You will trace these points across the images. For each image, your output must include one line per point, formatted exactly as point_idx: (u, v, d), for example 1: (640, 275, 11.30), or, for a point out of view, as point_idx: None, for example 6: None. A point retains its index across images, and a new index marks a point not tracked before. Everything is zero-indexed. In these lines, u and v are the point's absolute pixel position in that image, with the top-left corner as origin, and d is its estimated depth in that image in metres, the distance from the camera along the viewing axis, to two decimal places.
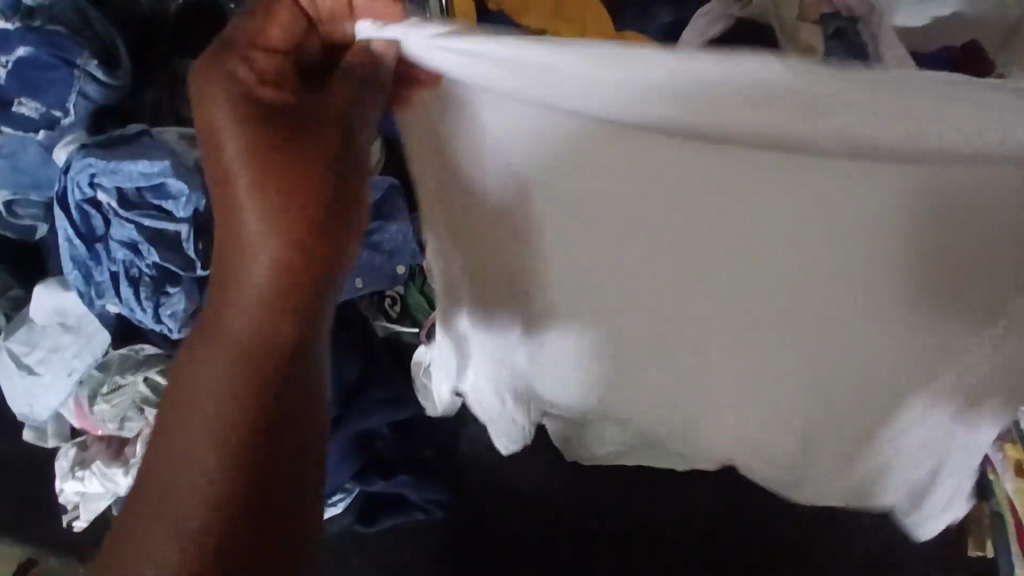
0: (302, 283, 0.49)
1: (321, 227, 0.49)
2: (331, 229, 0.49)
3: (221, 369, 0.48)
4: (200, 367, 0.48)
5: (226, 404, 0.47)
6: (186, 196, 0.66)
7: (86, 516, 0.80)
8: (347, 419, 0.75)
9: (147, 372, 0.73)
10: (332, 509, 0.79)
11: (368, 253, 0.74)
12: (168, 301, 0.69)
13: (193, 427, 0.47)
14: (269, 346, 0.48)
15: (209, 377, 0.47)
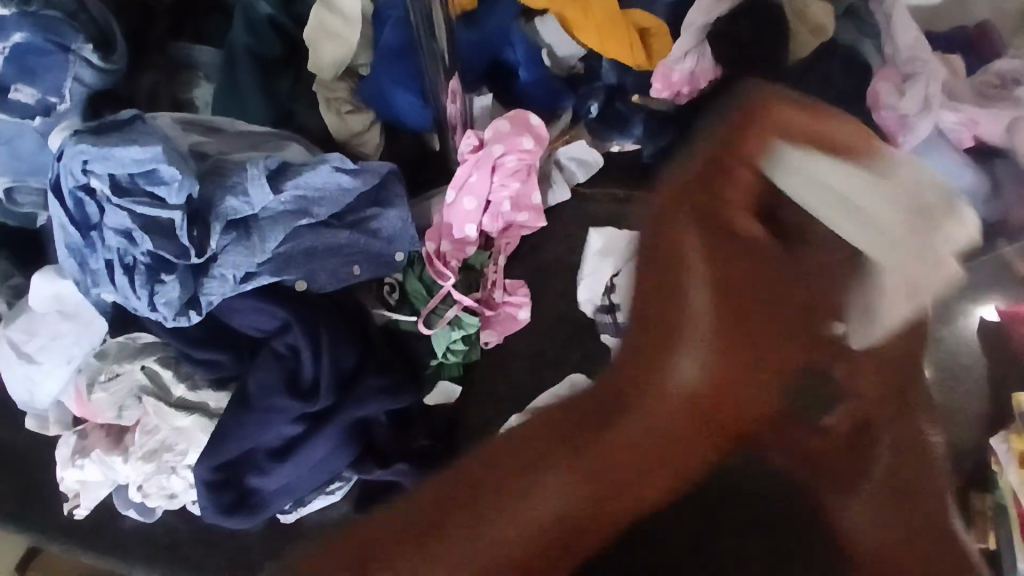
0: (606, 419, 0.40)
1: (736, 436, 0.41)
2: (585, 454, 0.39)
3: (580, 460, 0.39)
4: (533, 495, 0.39)
5: (525, 551, 0.39)
6: (178, 183, 0.66)
7: (86, 504, 0.81)
8: (344, 408, 0.74)
9: (144, 360, 0.73)
10: (329, 497, 0.80)
11: (367, 239, 0.79)
12: (162, 289, 0.68)
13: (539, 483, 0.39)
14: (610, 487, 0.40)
15: (552, 494, 0.39)
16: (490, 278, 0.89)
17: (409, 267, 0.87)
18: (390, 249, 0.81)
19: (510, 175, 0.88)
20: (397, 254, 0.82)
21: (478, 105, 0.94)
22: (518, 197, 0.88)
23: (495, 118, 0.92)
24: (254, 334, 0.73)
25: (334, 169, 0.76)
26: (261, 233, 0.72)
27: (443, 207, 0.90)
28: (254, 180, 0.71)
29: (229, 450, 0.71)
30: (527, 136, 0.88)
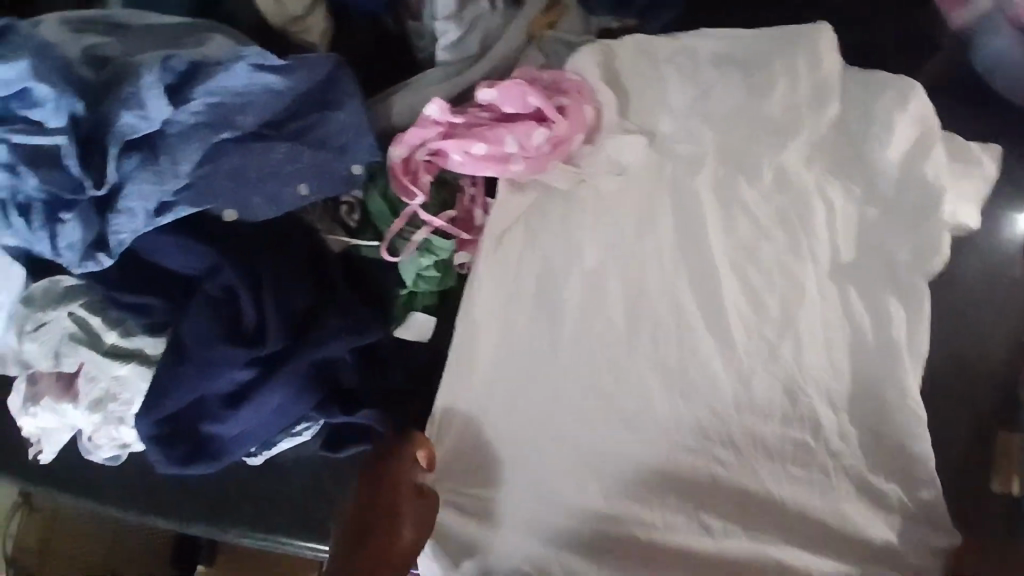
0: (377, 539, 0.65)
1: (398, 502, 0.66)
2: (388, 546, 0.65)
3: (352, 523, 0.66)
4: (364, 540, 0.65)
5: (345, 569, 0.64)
6: (54, 103, 0.56)
7: (51, 450, 0.78)
8: (299, 348, 0.67)
9: (70, 306, 0.65)
10: (297, 438, 0.74)
11: (311, 151, 0.68)
12: (62, 231, 0.58)
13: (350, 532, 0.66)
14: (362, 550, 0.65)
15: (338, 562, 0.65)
16: (458, 195, 0.83)
17: (370, 184, 0.79)
18: (345, 162, 0.71)
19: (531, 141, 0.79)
20: (351, 167, 0.71)
21: (439, 15, 0.81)
22: (528, 152, 0.79)
23: (537, 78, 0.82)
24: (186, 274, 0.64)
25: (254, 68, 0.65)
26: (171, 154, 0.61)
27: (420, 118, 0.79)
28: (150, 89, 0.59)
29: (171, 404, 0.64)
30: (586, 107, 0.82)
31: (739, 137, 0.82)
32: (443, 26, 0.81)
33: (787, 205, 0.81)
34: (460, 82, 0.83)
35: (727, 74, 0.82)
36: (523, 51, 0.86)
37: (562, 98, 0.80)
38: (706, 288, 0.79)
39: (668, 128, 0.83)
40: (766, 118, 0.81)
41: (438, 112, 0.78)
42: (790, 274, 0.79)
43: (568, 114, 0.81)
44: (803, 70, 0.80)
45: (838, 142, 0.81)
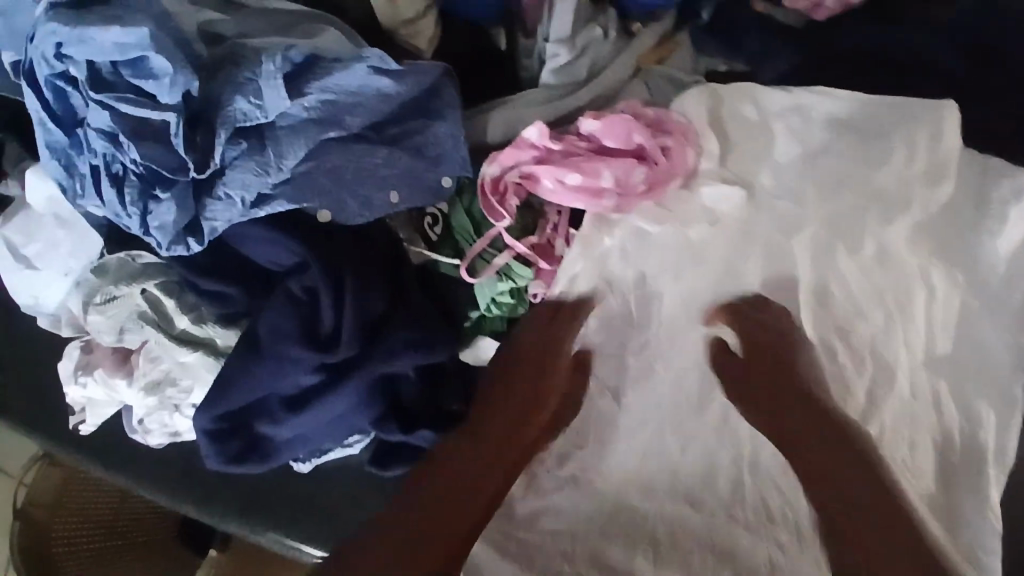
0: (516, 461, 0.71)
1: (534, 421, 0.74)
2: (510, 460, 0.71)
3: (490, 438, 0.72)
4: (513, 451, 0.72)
5: (479, 467, 0.70)
6: (171, 78, 0.53)
7: (93, 421, 0.75)
8: (369, 360, 0.64)
9: (144, 285, 0.63)
10: (348, 449, 0.72)
11: (408, 159, 0.67)
12: (156, 209, 0.56)
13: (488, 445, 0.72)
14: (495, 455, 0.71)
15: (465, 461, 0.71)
16: (540, 221, 0.79)
17: (457, 198, 0.77)
18: (437, 174, 0.69)
19: (628, 179, 0.76)
20: (444, 179, 0.69)
21: (552, 37, 0.79)
22: (624, 190, 0.76)
23: (643, 113, 0.79)
24: (271, 268, 0.62)
25: (371, 70, 0.64)
26: (278, 146, 0.60)
27: (518, 138, 0.77)
28: (269, 78, 0.58)
29: (232, 402, 0.61)
30: (689, 150, 0.79)
31: (846, 204, 0.78)
32: (553, 48, 0.79)
33: (886, 283, 0.77)
34: (561, 107, 0.80)
35: (837, 138, 0.80)
36: (629, 82, 0.83)
37: (667, 139, 0.77)
38: (789, 356, 0.76)
39: (770, 184, 0.80)
40: (875, 189, 0.78)
41: (538, 135, 0.76)
42: (878, 356, 0.76)
43: (668, 159, 0.78)
44: (922, 143, 0.77)
45: (946, 227, 0.78)
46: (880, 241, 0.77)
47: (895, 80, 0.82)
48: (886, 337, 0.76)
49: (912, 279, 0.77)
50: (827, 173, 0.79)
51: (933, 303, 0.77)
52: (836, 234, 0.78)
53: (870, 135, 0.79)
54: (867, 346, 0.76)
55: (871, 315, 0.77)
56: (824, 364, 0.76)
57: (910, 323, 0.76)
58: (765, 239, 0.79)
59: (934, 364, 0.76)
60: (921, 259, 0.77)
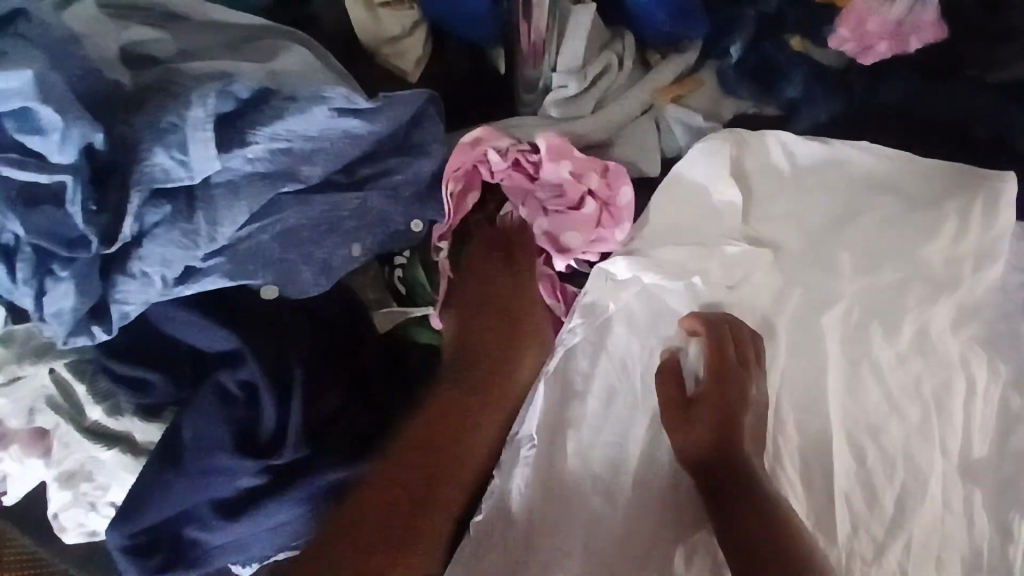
0: (491, 395, 0.62)
1: (450, 442, 0.59)
2: (478, 394, 0.62)
3: (457, 378, 0.62)
4: (479, 420, 0.61)
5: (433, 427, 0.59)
6: (61, 133, 0.41)
7: (14, 494, 0.66)
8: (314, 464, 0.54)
9: (52, 364, 0.52)
10: None
11: (382, 200, 0.59)
12: (52, 290, 0.45)
13: (448, 387, 0.61)
14: (454, 415, 0.60)
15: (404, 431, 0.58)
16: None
17: (425, 248, 0.66)
18: (406, 216, 0.61)
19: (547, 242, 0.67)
20: (414, 222, 0.62)
21: (559, 69, 0.67)
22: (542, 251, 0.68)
23: (606, 173, 0.67)
24: (202, 350, 0.50)
25: (335, 111, 0.53)
26: (210, 211, 0.48)
27: (458, 143, 0.66)
28: (198, 129, 0.46)
29: (151, 515, 0.50)
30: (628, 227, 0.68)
31: (885, 284, 0.68)
32: (561, 78, 0.67)
33: (925, 373, 0.67)
34: (563, 129, 0.67)
35: (876, 198, 0.69)
36: (639, 120, 0.70)
37: (608, 224, 0.67)
38: (814, 455, 0.65)
39: (802, 250, 0.68)
40: (917, 265, 0.68)
41: (482, 157, 0.66)
42: (913, 459, 0.65)
43: (597, 250, 0.68)
44: (973, 216, 0.68)
45: (993, 313, 0.68)
46: (920, 327, 0.67)
47: (935, 144, 0.71)
48: (922, 437, 0.66)
49: (953, 370, 0.67)
50: (869, 238, 0.69)
51: (977, 400, 0.67)
52: (874, 312, 0.67)
53: (914, 202, 0.69)
54: (902, 446, 0.66)
55: (908, 412, 0.66)
56: (855, 466, 0.65)
57: (948, 422, 0.66)
58: (793, 315, 0.68)
59: (972, 469, 0.66)
60: (966, 350, 0.68)
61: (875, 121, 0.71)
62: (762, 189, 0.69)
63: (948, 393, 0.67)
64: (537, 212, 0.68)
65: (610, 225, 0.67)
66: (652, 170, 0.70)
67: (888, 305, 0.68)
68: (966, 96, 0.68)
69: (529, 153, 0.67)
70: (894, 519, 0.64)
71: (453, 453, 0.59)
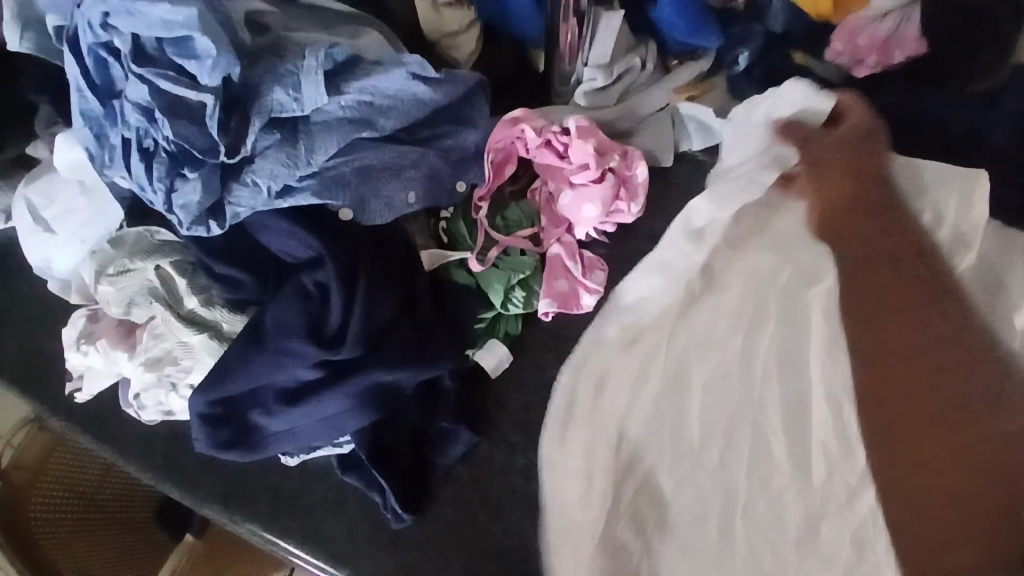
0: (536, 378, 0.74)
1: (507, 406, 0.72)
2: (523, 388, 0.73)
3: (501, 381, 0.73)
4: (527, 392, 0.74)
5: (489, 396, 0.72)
6: (213, 60, 0.53)
7: (88, 390, 0.76)
8: (368, 364, 0.64)
9: (159, 261, 0.63)
10: (337, 449, 0.71)
11: (437, 158, 0.71)
12: (181, 187, 0.57)
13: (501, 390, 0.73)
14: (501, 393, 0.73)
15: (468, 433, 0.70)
16: (539, 230, 0.81)
17: (464, 207, 0.78)
18: (455, 176, 0.74)
19: (569, 212, 0.79)
20: (459, 183, 0.74)
21: (590, 64, 0.80)
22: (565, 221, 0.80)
23: (625, 158, 0.79)
24: (286, 259, 0.62)
25: (411, 76, 0.64)
26: (309, 141, 0.60)
27: (499, 121, 0.78)
28: (310, 74, 0.58)
29: (231, 386, 0.61)
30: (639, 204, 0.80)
31: (860, 261, 0.75)
32: (590, 72, 0.80)
33: (904, 339, 0.72)
34: (593, 117, 0.80)
35: (857, 185, 0.76)
36: (656, 116, 0.83)
37: (621, 202, 0.79)
38: (794, 410, 0.70)
39: (789, 228, 0.76)
40: (898, 245, 0.75)
41: (519, 134, 0.78)
42: (890, 421, 0.69)
43: (615, 220, 0.80)
44: (952, 204, 0.74)
45: (969, 287, 0.73)
46: (902, 299, 0.73)
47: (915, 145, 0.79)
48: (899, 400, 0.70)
49: (930, 339, 0.72)
50: (853, 221, 0.76)
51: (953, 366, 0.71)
52: (855, 286, 0.74)
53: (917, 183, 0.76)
54: (881, 408, 0.69)
55: (886, 376, 0.71)
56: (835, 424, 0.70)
57: (926, 384, 0.70)
58: (776, 282, 0.74)
59: (952, 429, 0.69)
60: (941, 320, 0.73)
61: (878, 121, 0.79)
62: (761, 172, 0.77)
63: (924, 359, 0.71)
64: (562, 185, 0.79)
65: (624, 203, 0.79)
66: (665, 160, 0.83)
67: (868, 279, 0.74)
68: (944, 106, 0.79)
69: (560, 135, 0.79)
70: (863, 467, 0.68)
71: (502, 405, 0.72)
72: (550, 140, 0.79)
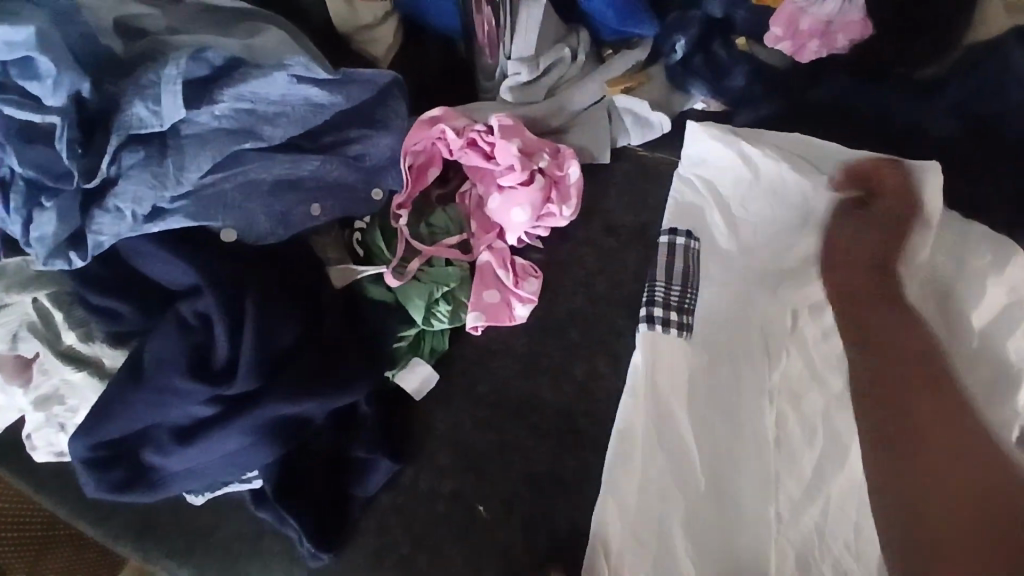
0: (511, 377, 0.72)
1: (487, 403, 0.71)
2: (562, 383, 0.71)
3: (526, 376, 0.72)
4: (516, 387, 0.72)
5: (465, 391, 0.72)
6: (53, 79, 0.49)
7: None
8: (265, 396, 0.59)
9: (35, 294, 0.59)
10: (245, 484, 0.67)
11: (340, 166, 0.65)
12: (37, 218, 0.52)
13: (502, 381, 0.72)
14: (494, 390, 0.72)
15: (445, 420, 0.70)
16: (468, 236, 0.75)
17: (381, 215, 0.72)
18: (367, 183, 0.68)
19: (498, 219, 0.74)
20: (374, 190, 0.68)
21: (512, 57, 0.74)
22: (497, 229, 0.75)
23: (555, 157, 0.74)
24: (168, 286, 0.57)
25: (296, 79, 0.58)
26: (178, 157, 0.55)
27: (416, 121, 0.72)
28: (169, 84, 0.53)
29: (111, 428, 0.57)
30: (572, 206, 0.74)
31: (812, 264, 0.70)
32: (514, 66, 0.74)
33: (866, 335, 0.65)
34: (518, 114, 0.74)
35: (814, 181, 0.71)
36: (591, 109, 0.77)
37: (552, 205, 0.73)
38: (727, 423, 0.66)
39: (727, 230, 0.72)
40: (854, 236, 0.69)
41: (438, 135, 0.72)
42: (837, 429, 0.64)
43: (547, 224, 0.74)
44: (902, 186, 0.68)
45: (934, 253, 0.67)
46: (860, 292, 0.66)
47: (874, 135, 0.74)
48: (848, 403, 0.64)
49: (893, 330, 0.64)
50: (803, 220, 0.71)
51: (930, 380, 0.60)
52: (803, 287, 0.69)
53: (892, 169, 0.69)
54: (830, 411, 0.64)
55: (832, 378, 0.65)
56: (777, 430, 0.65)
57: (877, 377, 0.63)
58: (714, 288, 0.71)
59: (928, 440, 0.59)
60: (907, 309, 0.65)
61: (829, 118, 0.76)
62: (709, 175, 0.74)
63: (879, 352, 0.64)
64: (490, 190, 0.74)
65: (557, 207, 0.73)
66: (602, 156, 0.77)
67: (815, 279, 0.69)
68: (898, 100, 0.75)
69: (484, 134, 0.73)
70: (810, 483, 0.63)
71: (470, 397, 0.71)
72: (474, 141, 0.73)
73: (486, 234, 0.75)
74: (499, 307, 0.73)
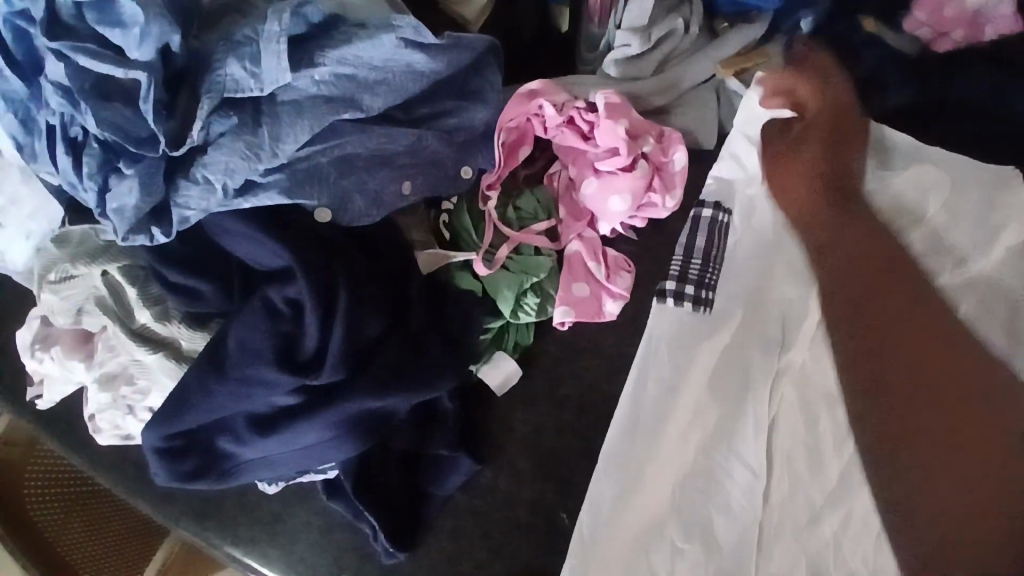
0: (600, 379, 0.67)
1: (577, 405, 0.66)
2: None
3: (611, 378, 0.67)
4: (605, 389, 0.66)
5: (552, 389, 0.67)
6: (141, 29, 0.42)
7: (50, 398, 0.66)
8: (351, 391, 0.54)
9: (104, 266, 0.54)
10: (318, 475, 0.63)
11: (435, 141, 0.58)
12: (116, 187, 0.47)
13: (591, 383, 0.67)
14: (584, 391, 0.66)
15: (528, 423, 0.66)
16: (557, 223, 0.68)
17: (468, 197, 0.66)
18: (458, 161, 0.62)
19: (594, 206, 0.67)
20: (465, 169, 0.62)
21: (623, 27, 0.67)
22: (590, 215, 0.68)
23: (661, 142, 0.67)
24: (253, 265, 0.52)
25: (402, 42, 0.52)
26: (274, 127, 0.49)
27: (514, 94, 0.66)
28: (270, 43, 0.47)
29: (189, 416, 0.53)
30: (676, 196, 0.68)
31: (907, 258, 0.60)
32: (623, 37, 0.67)
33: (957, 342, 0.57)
34: (623, 92, 0.67)
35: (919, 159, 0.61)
36: (699, 90, 0.70)
37: (655, 194, 0.67)
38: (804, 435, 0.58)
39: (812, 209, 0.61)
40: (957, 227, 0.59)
41: (536, 111, 0.65)
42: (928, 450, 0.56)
43: (646, 215, 0.68)
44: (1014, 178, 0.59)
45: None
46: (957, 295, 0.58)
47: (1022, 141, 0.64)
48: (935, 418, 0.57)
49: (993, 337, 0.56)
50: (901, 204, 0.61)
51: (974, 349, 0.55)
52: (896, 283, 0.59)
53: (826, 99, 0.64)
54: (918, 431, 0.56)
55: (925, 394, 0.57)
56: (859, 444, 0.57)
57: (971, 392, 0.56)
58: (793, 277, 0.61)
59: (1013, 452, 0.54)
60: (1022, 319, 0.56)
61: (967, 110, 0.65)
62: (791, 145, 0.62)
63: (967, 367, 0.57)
64: (588, 175, 0.67)
65: (660, 198, 0.67)
66: (707, 143, 0.70)
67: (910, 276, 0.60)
68: None
69: (584, 112, 0.66)
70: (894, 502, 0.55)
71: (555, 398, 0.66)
72: (574, 119, 0.66)
73: (578, 220, 0.68)
74: (590, 303, 0.67)
